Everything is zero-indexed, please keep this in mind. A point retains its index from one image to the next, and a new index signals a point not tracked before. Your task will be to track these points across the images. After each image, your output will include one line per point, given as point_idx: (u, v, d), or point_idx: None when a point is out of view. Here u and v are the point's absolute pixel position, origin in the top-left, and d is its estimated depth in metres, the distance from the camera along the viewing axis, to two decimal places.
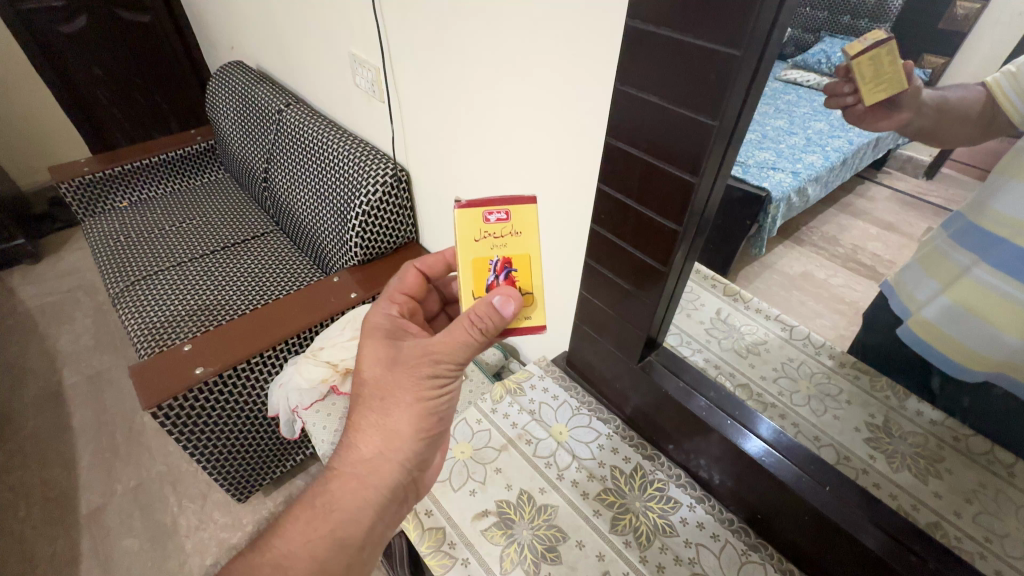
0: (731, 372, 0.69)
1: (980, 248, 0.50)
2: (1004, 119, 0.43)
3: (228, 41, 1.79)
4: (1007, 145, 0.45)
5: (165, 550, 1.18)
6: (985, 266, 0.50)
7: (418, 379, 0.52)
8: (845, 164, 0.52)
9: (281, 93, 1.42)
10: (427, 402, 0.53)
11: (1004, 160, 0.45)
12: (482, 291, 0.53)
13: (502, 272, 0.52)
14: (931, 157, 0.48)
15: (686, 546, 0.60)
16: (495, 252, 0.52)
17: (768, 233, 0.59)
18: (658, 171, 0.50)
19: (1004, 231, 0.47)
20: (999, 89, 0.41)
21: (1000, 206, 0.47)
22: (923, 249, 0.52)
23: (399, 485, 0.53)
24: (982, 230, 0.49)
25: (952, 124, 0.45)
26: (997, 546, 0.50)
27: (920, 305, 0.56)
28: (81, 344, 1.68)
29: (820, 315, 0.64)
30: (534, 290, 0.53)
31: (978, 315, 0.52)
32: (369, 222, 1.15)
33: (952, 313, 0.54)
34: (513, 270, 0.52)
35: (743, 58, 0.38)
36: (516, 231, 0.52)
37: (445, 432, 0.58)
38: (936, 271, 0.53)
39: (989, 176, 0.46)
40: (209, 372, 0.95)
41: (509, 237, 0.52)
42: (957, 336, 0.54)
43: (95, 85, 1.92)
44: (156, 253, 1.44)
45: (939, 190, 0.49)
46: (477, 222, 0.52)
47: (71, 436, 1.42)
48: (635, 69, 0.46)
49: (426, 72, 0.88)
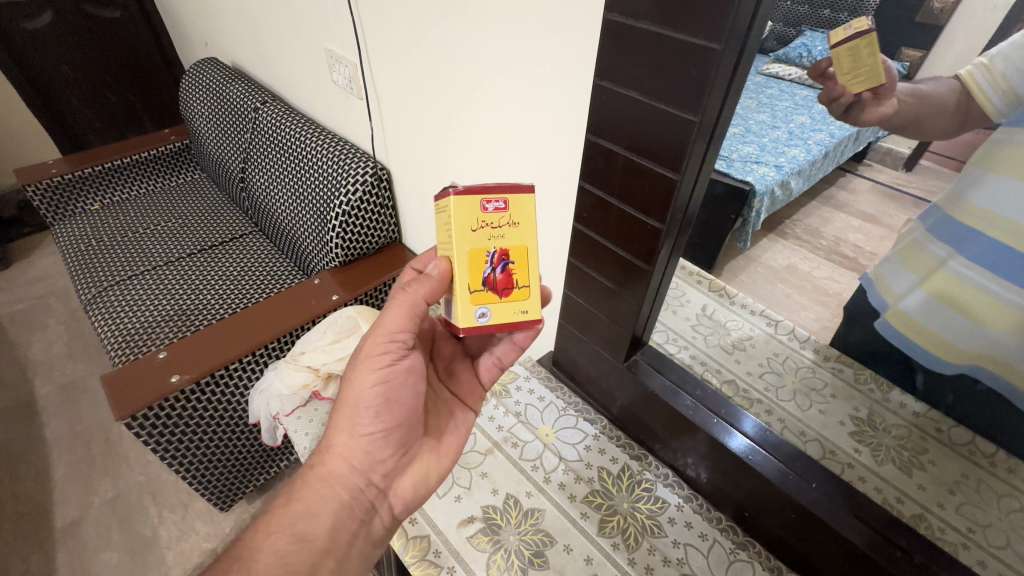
0: (717, 369, 0.68)
1: (955, 241, 0.47)
2: (977, 112, 0.42)
3: (203, 37, 1.73)
4: (982, 137, 0.43)
5: (146, 562, 1.15)
6: (960, 259, 0.47)
7: (363, 373, 0.51)
8: (824, 159, 0.58)
9: (255, 91, 1.38)
10: (366, 403, 0.51)
11: (978, 152, 0.44)
12: (478, 284, 0.47)
13: (498, 265, 0.48)
14: (910, 150, 0.51)
15: (674, 546, 0.59)
16: (493, 243, 0.48)
17: (752, 226, 0.67)
18: (638, 167, 0.49)
19: (981, 224, 0.44)
20: (973, 82, 0.41)
21: (977, 199, 0.44)
22: (902, 242, 0.53)
23: (359, 488, 0.53)
24: (959, 223, 0.46)
25: (928, 116, 0.44)
26: (980, 536, 0.51)
27: (897, 298, 0.55)
28: (54, 352, 1.63)
29: (805, 307, 0.69)
30: (531, 284, 0.49)
31: (955, 310, 0.49)
32: (350, 222, 1.13)
33: (930, 307, 0.51)
34: (511, 262, 0.48)
35: (723, 53, 0.37)
36: (512, 220, 0.48)
37: (412, 435, 0.56)
38: (914, 263, 0.52)
39: (964, 167, 0.45)
40: (185, 380, 0.92)
41: (508, 228, 0.48)
42: (936, 329, 0.52)
43: (65, 85, 1.86)
44: (128, 257, 1.40)
45: (917, 181, 0.52)
46: (475, 211, 0.47)
47: (44, 448, 1.37)
48: (612, 61, 0.45)
49: (403, 68, 0.85)
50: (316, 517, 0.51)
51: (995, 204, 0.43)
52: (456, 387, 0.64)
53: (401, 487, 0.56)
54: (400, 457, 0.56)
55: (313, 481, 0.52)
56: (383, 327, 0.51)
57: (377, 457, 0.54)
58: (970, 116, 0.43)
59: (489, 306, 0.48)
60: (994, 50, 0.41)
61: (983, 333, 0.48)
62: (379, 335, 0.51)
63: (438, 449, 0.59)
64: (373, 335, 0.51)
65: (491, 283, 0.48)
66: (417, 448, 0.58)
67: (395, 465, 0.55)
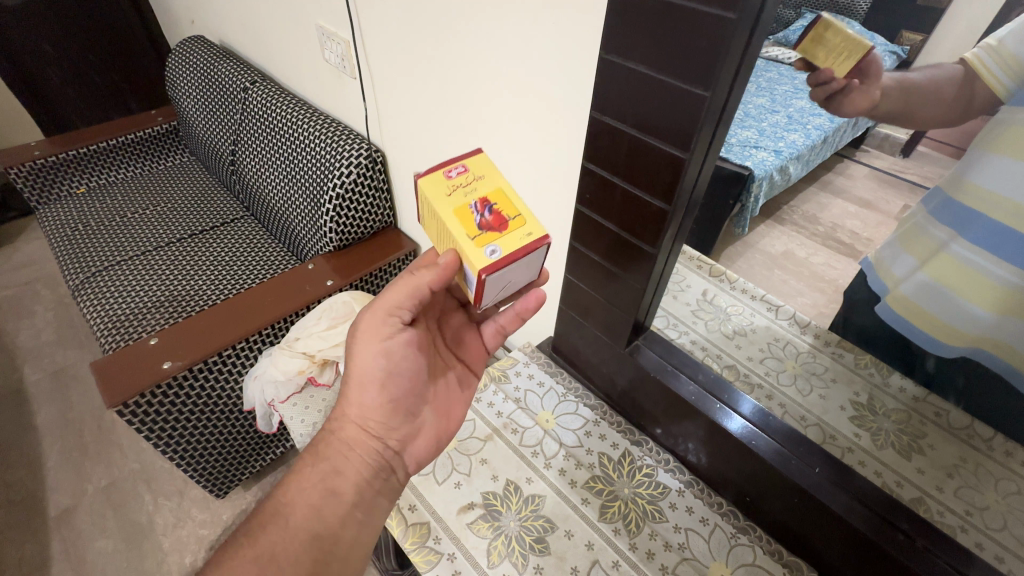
0: (718, 354, 0.68)
1: (957, 223, 0.47)
2: (983, 94, 0.41)
3: (189, 15, 1.68)
4: (983, 123, 0.42)
5: (141, 549, 1.15)
6: (963, 241, 0.47)
7: (378, 350, 0.54)
8: (827, 142, 0.52)
9: (245, 69, 1.34)
10: (374, 372, 0.55)
11: (981, 134, 0.43)
12: (473, 231, 0.44)
13: (483, 209, 0.46)
14: (907, 136, 0.47)
15: (675, 532, 0.59)
16: (471, 197, 0.46)
17: (751, 212, 0.61)
18: (645, 146, 0.47)
19: (984, 205, 0.44)
20: (980, 65, 0.40)
21: (977, 178, 0.44)
22: (900, 227, 0.53)
23: (377, 451, 0.56)
24: (962, 206, 0.46)
25: (923, 104, 0.44)
26: (978, 519, 0.51)
27: (897, 282, 0.54)
28: (43, 339, 1.60)
29: (801, 293, 0.66)
30: (520, 212, 0.47)
31: (952, 291, 0.50)
32: (344, 206, 1.11)
33: (929, 289, 0.52)
34: (492, 205, 0.46)
35: (738, 22, 0.35)
36: (478, 177, 0.48)
37: (415, 420, 0.59)
38: (913, 246, 0.52)
39: (965, 152, 0.45)
40: (178, 367, 0.90)
41: (476, 182, 0.47)
42: (933, 311, 0.52)
43: (46, 63, 1.79)
44: (117, 241, 1.37)
45: (914, 167, 0.49)
46: (443, 182, 0.47)
47: (36, 436, 1.35)
48: (620, 34, 0.43)
49: (399, 41, 0.82)
50: (339, 473, 0.54)
51: (997, 184, 0.43)
52: (462, 352, 0.66)
53: (413, 447, 0.59)
54: (408, 424, 0.59)
55: (332, 441, 0.55)
56: (385, 305, 0.53)
57: (390, 424, 0.57)
58: (973, 104, 0.42)
59: (498, 243, 0.44)
60: (1000, 32, 0.39)
61: (973, 310, 0.49)
62: (384, 315, 0.54)
63: (433, 420, 0.61)
64: (380, 316, 0.54)
65: (486, 226, 0.45)
66: (425, 417, 0.60)
67: (407, 431, 0.58)
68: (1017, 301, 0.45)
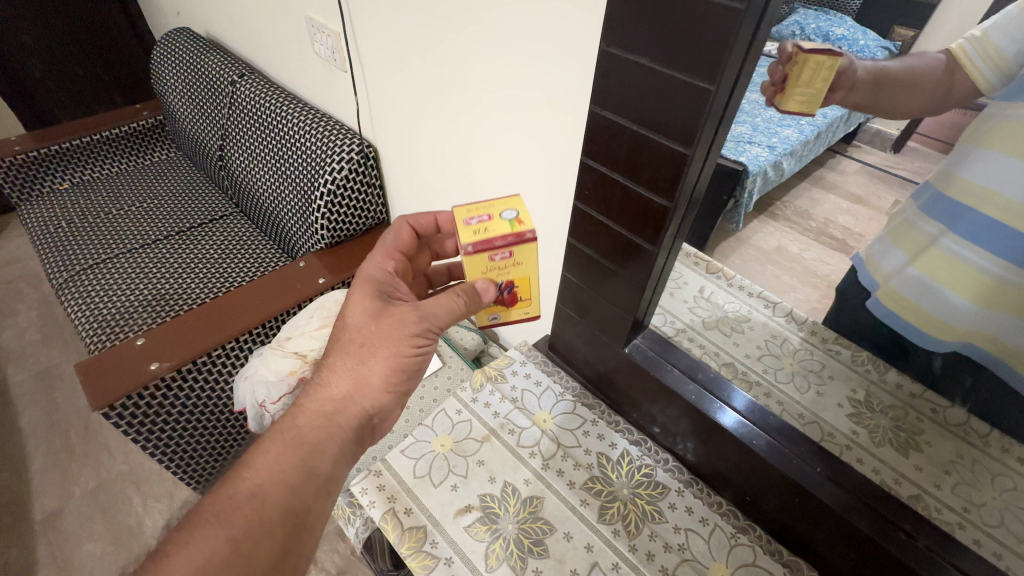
0: (715, 351, 0.66)
1: (948, 219, 0.49)
2: (965, 84, 0.42)
3: (174, 6, 1.64)
4: (970, 117, 0.43)
5: (131, 552, 1.13)
6: (953, 236, 0.49)
7: (401, 348, 0.55)
8: (820, 137, 0.50)
9: (233, 63, 1.31)
10: (413, 362, 0.57)
11: (968, 129, 0.44)
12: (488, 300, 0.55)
13: (505, 288, 0.54)
14: (899, 130, 0.48)
15: (674, 532, 0.58)
16: (502, 277, 0.53)
17: (746, 208, 0.58)
18: (646, 141, 0.46)
19: (973, 200, 0.45)
20: (964, 56, 0.40)
21: (968, 174, 0.45)
22: (891, 222, 0.54)
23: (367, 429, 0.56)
24: (951, 200, 0.47)
25: (903, 94, 0.44)
26: (975, 515, 0.50)
27: (887, 276, 0.56)
28: (26, 339, 1.56)
29: (795, 288, 0.64)
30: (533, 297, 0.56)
31: (940, 285, 0.52)
32: (336, 202, 1.09)
33: (920, 283, 0.53)
34: (514, 287, 0.55)
35: (747, 12, 0.34)
36: (517, 263, 0.52)
37: (411, 390, 0.61)
38: (903, 243, 0.53)
39: (954, 147, 0.45)
40: (165, 368, 0.88)
41: (514, 267, 0.52)
42: (926, 305, 0.54)
43: (27, 58, 1.75)
44: (102, 239, 1.34)
45: (905, 162, 0.51)
46: (483, 261, 0.51)
47: (20, 438, 1.33)
48: (622, 25, 0.42)
49: (391, 33, 0.80)
50: None
51: (988, 179, 0.44)
52: None
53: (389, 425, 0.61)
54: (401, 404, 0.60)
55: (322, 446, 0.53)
56: (429, 314, 0.55)
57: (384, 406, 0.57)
58: (954, 91, 0.42)
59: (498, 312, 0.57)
60: (987, 23, 0.40)
61: (957, 303, 0.51)
62: (419, 320, 0.55)
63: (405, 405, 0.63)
64: (420, 316, 0.55)
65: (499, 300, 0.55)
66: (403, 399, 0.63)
67: (394, 409, 0.59)
68: (1003, 292, 0.47)
